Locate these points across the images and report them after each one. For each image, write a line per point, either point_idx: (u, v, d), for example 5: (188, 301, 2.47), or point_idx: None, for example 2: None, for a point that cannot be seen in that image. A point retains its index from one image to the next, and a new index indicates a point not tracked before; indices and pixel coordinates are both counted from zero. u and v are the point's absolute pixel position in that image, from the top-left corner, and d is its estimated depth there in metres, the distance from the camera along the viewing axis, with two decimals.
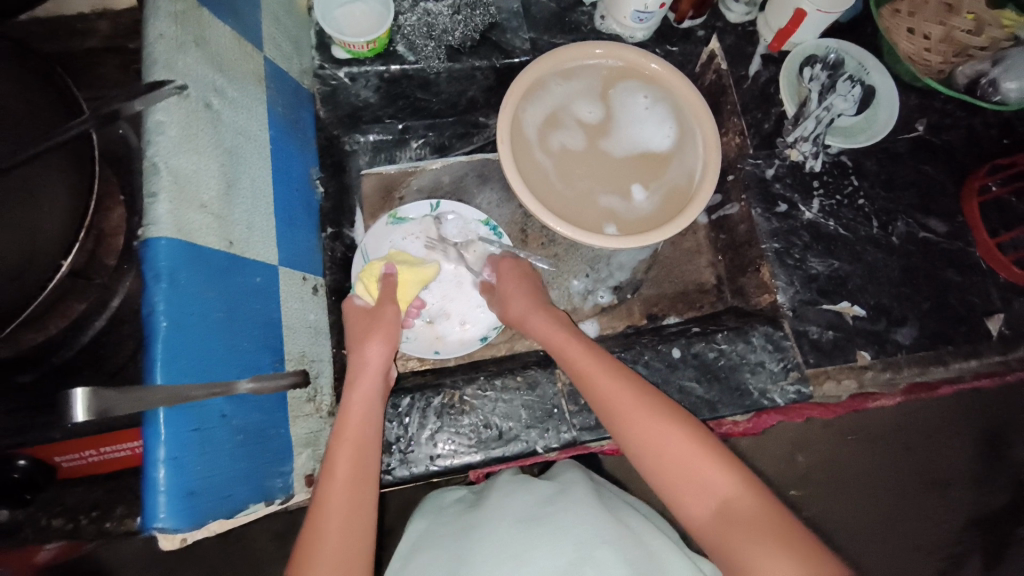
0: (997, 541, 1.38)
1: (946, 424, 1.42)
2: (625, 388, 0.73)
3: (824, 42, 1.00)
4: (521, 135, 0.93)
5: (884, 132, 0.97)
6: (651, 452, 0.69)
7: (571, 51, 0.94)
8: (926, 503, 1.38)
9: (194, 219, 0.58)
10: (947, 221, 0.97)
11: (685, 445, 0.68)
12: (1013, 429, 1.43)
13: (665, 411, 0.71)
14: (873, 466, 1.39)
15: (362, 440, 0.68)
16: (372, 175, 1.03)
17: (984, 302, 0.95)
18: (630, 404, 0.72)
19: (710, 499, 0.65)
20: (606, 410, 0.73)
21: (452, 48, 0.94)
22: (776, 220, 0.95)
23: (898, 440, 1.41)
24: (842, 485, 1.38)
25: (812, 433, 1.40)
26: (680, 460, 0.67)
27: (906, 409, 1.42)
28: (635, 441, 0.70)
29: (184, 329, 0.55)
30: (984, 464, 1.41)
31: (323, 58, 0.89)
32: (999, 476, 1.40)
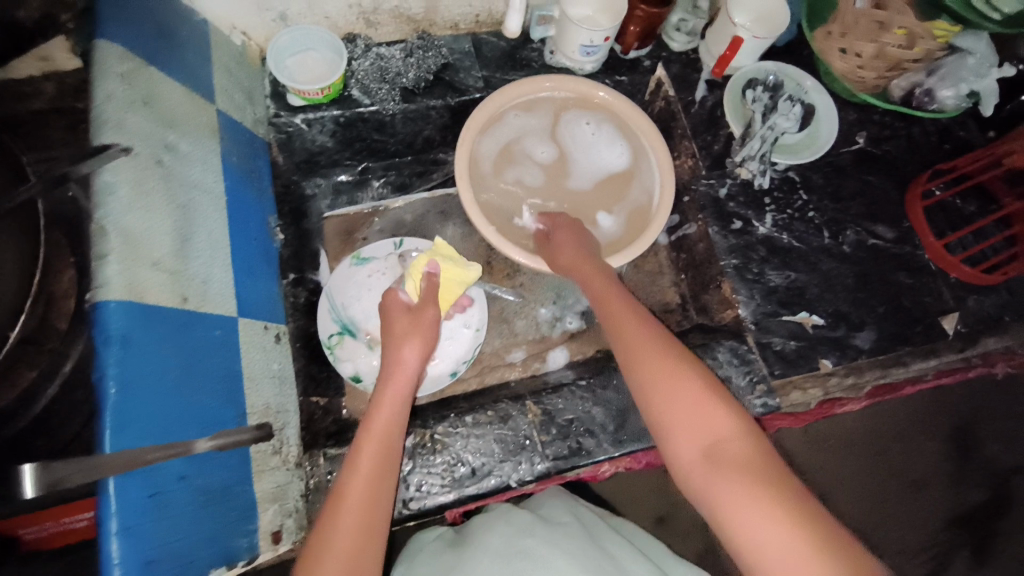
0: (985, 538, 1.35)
1: (918, 424, 1.39)
2: (644, 331, 0.72)
3: (763, 65, 1.05)
4: (479, 172, 0.95)
5: (828, 145, 1.03)
6: (652, 385, 0.67)
7: (526, 84, 0.97)
8: (909, 506, 1.36)
9: (147, 279, 0.58)
10: (894, 227, 1.01)
11: (686, 382, 0.66)
12: (983, 426, 1.41)
13: (670, 353, 0.69)
14: (851, 471, 1.36)
15: (387, 442, 0.68)
16: (334, 218, 1.05)
17: (937, 301, 0.98)
18: (644, 341, 0.71)
19: (705, 441, 0.62)
20: (624, 347, 0.72)
21: (406, 90, 0.96)
22: (733, 236, 0.98)
23: (875, 443, 1.38)
24: (828, 493, 1.35)
25: (793, 444, 1.35)
26: (678, 396, 0.65)
27: (880, 410, 1.39)
28: (641, 371, 0.69)
29: (137, 393, 0.54)
30: (956, 463, 1.38)
31: (278, 106, 0.91)
32: (973, 472, 1.38)
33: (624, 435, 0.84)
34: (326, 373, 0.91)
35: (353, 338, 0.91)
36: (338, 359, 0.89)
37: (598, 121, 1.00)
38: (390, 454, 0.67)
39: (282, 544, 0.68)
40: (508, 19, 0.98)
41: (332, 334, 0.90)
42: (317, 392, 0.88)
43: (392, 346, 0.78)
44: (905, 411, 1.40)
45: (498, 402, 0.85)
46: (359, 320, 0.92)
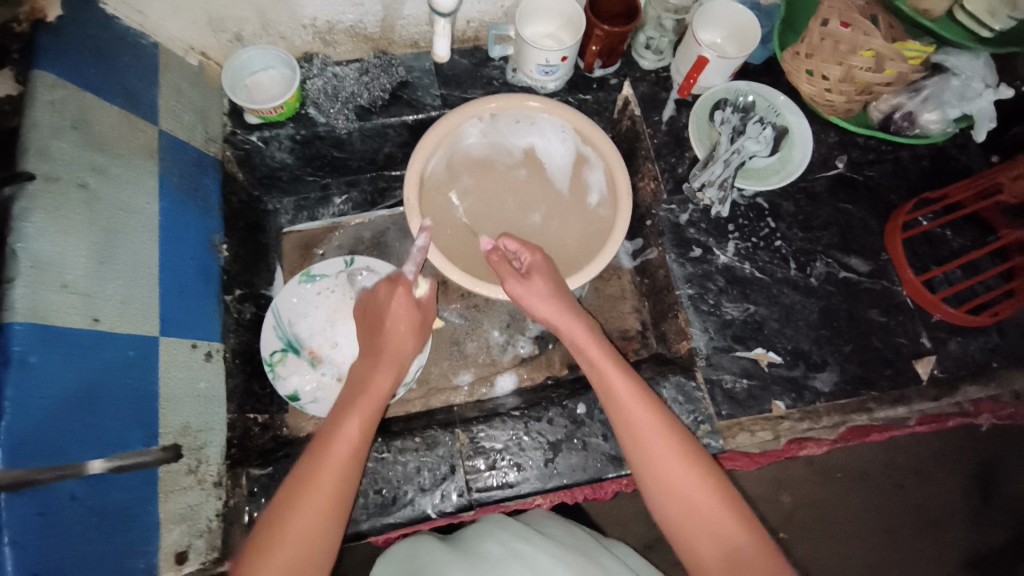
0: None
1: (937, 457, 1.28)
2: (647, 413, 0.70)
3: (735, 85, 1.00)
4: (432, 197, 0.94)
5: (798, 172, 0.97)
6: (666, 493, 0.67)
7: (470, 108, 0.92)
8: (918, 544, 1.24)
9: (53, 300, 0.60)
10: (869, 260, 0.95)
11: (699, 488, 0.66)
12: (1008, 461, 1.28)
13: (686, 450, 0.68)
14: (863, 506, 1.25)
15: (336, 498, 0.65)
16: (293, 233, 1.08)
17: (912, 343, 0.91)
18: (653, 432, 0.69)
19: (729, 553, 0.63)
20: (627, 437, 0.70)
21: (362, 108, 0.97)
22: (691, 264, 0.94)
23: (889, 477, 1.27)
24: (825, 530, 1.24)
25: (793, 471, 1.26)
26: (695, 499, 0.65)
27: (894, 443, 1.28)
28: (652, 476, 0.68)
29: (33, 412, 0.56)
30: (976, 500, 1.26)
31: (234, 124, 0.92)
32: (995, 511, 1.26)
33: (553, 469, 0.82)
34: (268, 389, 0.92)
35: (296, 355, 0.92)
36: (278, 376, 0.90)
37: (556, 131, 0.96)
38: (335, 511, 0.64)
39: (186, 564, 0.69)
40: (434, 46, 0.96)
41: (275, 351, 0.91)
42: (256, 408, 0.88)
43: (354, 387, 0.75)
44: (916, 442, 1.28)
45: (426, 428, 0.84)
46: (304, 338, 0.93)
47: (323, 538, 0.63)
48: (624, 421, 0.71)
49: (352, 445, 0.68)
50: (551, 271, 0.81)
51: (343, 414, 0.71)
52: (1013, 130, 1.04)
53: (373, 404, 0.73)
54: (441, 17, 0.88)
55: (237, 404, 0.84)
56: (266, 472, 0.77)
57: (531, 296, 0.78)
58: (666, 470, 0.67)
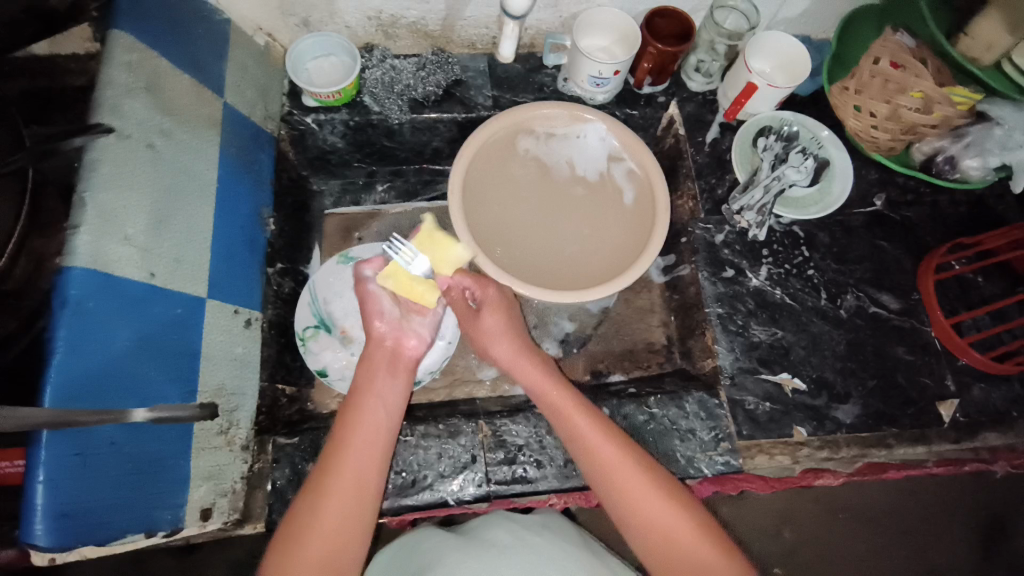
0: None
1: (942, 506, 1.26)
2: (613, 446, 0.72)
3: (780, 113, 1.02)
4: (473, 198, 0.96)
5: (838, 204, 0.98)
6: (625, 502, 0.70)
7: (521, 112, 0.97)
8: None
9: (112, 250, 0.62)
10: (900, 297, 0.95)
11: (659, 503, 0.69)
12: (1015, 518, 1.26)
13: (657, 477, 0.71)
14: (864, 549, 1.23)
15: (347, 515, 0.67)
16: (335, 215, 1.09)
17: (937, 384, 0.91)
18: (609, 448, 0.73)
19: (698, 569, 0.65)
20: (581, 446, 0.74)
21: (415, 101, 1.00)
22: (722, 284, 0.95)
23: (892, 524, 1.25)
24: (822, 570, 1.22)
25: (798, 506, 1.25)
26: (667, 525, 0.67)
27: (900, 488, 1.26)
28: (616, 487, 0.70)
29: (81, 354, 0.58)
30: (979, 555, 1.24)
31: (292, 104, 0.95)
32: (997, 569, 1.23)
33: (571, 470, 0.82)
34: (298, 362, 0.94)
35: (328, 333, 0.94)
36: (310, 351, 0.92)
37: (596, 133, 0.99)
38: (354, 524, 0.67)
39: (210, 521, 0.70)
40: (501, 46, 1.00)
41: (308, 327, 0.93)
42: (284, 380, 0.89)
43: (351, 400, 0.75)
44: (926, 489, 1.26)
45: (449, 416, 0.85)
46: (336, 317, 0.94)
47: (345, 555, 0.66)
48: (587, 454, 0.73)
49: (363, 450, 0.71)
50: (504, 305, 0.86)
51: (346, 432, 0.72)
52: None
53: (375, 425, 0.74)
54: (510, 19, 0.92)
55: (268, 373, 0.85)
56: (292, 441, 0.79)
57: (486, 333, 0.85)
58: (632, 502, 0.69)
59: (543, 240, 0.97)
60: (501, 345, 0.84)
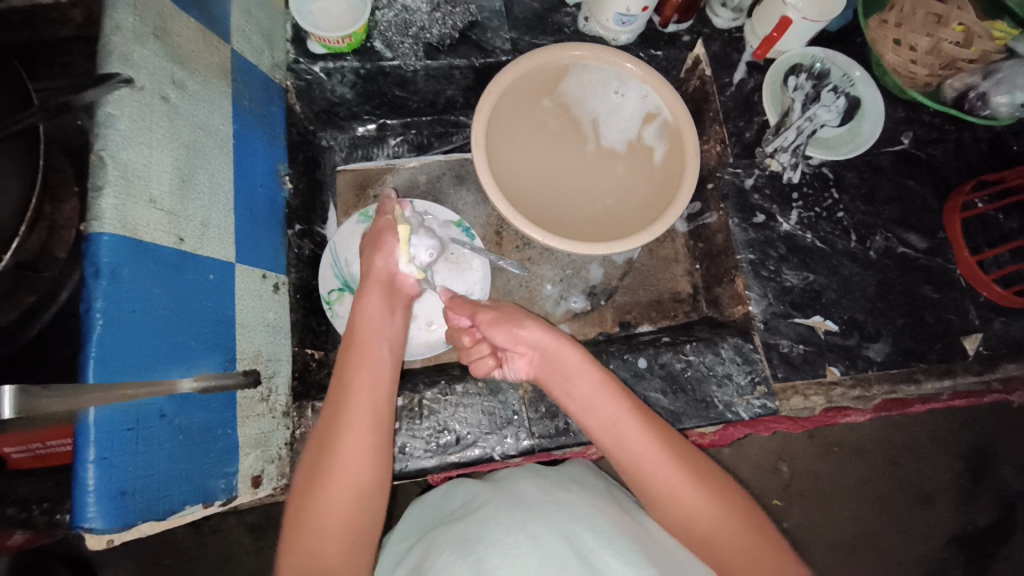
0: (982, 565, 1.28)
1: (935, 437, 1.31)
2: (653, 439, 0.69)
3: (811, 50, 0.99)
4: (494, 146, 0.91)
5: (868, 144, 0.96)
6: (661, 485, 0.67)
7: (549, 53, 0.93)
8: (912, 520, 1.28)
9: (140, 215, 0.57)
10: (927, 237, 0.96)
11: (691, 485, 0.66)
12: (1002, 446, 1.31)
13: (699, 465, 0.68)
14: (857, 479, 1.29)
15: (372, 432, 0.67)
16: (348, 171, 1.04)
17: (961, 320, 0.93)
18: (639, 433, 0.70)
19: (736, 552, 0.62)
20: (612, 436, 0.71)
21: (430, 45, 0.94)
22: (753, 230, 0.94)
23: (884, 453, 1.30)
24: (818, 499, 1.27)
25: (797, 443, 1.29)
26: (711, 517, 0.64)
27: (891, 420, 1.31)
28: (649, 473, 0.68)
29: (123, 328, 0.54)
30: (968, 480, 1.30)
31: (297, 51, 0.88)
32: (984, 492, 1.30)
33: None
34: (325, 326, 0.90)
35: (353, 295, 0.89)
36: (336, 314, 0.88)
37: (628, 85, 0.96)
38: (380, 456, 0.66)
39: (260, 487, 0.70)
40: None
41: (333, 290, 0.89)
42: (314, 345, 0.85)
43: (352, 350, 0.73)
44: (925, 423, 1.31)
45: (490, 373, 0.84)
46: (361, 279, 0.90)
47: (372, 488, 0.64)
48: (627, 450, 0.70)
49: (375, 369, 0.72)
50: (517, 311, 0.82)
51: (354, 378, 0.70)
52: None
53: (372, 386, 0.70)
54: None
55: (299, 338, 0.82)
56: None
57: (513, 320, 0.79)
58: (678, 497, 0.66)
59: (570, 190, 0.94)
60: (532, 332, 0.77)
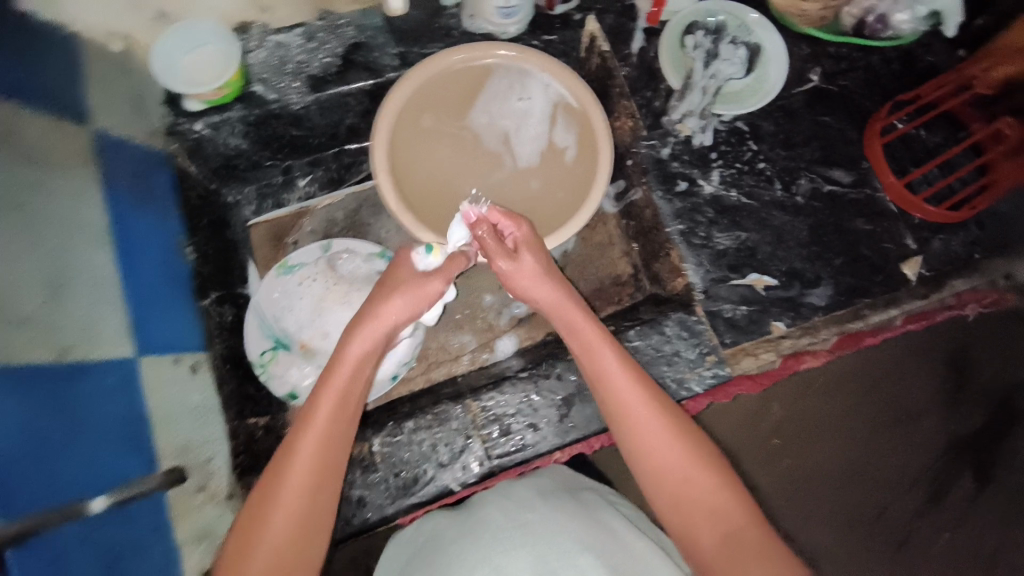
0: (984, 466, 1.15)
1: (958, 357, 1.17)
2: (644, 400, 0.67)
3: (703, 5, 0.97)
4: (402, 165, 0.89)
5: (776, 89, 0.95)
6: (642, 449, 0.66)
7: (445, 59, 0.89)
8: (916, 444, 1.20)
9: (13, 336, 0.55)
10: (851, 170, 0.94)
11: (674, 449, 0.65)
12: None
13: (683, 426, 0.67)
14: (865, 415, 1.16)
15: (335, 436, 0.62)
16: (261, 223, 1.01)
17: (898, 247, 0.91)
18: (652, 420, 0.66)
19: (716, 524, 0.61)
20: (624, 425, 0.67)
21: (314, 78, 0.90)
22: (678, 200, 0.93)
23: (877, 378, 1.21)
24: None
25: None
26: (688, 480, 0.63)
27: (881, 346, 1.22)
28: (632, 431, 0.67)
29: (24, 456, 0.52)
30: None
31: (175, 113, 0.86)
32: None
33: (568, 423, 0.81)
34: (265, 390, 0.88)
35: (287, 351, 0.88)
36: (272, 375, 0.86)
37: (537, 83, 0.92)
38: (327, 484, 0.61)
39: None
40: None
41: (265, 350, 0.87)
42: (254, 413, 0.84)
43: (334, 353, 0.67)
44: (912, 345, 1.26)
45: (436, 404, 0.82)
46: (291, 332, 0.88)
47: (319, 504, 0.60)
48: (621, 412, 0.68)
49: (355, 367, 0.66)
50: (540, 248, 0.75)
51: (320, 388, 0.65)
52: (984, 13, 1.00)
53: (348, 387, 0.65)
54: None
55: (235, 411, 0.82)
56: None
57: (523, 279, 0.73)
58: (662, 457, 0.65)
59: (492, 201, 0.92)
60: (540, 287, 0.73)
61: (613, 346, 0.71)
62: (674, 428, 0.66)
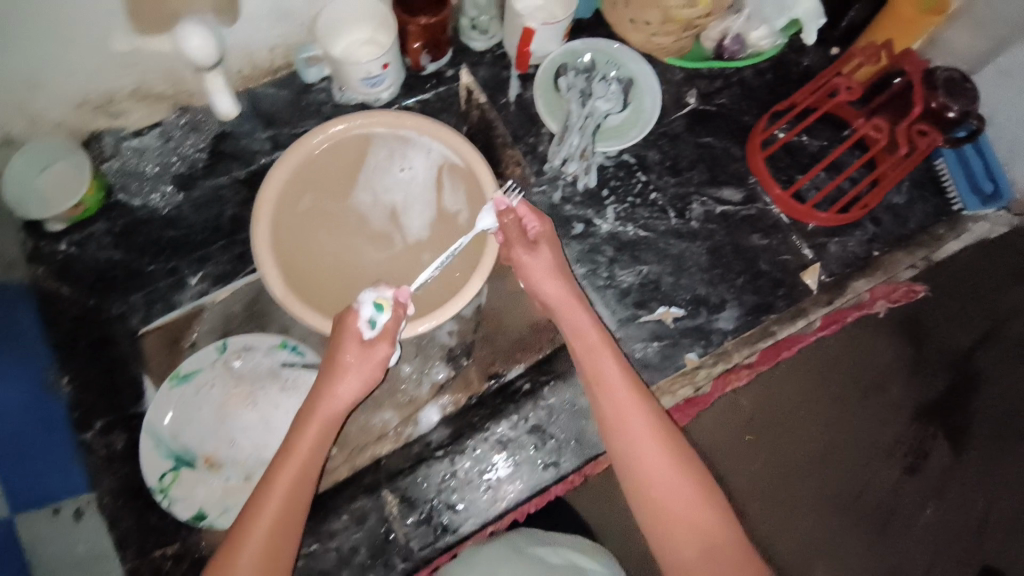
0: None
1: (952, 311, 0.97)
2: (640, 410, 0.69)
3: (571, 45, 0.95)
4: (289, 254, 0.84)
5: (653, 119, 0.94)
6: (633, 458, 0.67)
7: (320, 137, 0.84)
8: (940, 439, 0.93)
9: None
10: (739, 187, 0.95)
11: (664, 460, 0.66)
12: None
13: (675, 438, 0.68)
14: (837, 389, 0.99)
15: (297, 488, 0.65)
16: (151, 332, 0.89)
17: (796, 257, 0.92)
18: (644, 433, 0.68)
19: (696, 537, 0.63)
20: (617, 432, 0.69)
21: (180, 175, 0.89)
22: (576, 242, 0.92)
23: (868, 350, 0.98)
24: None
25: None
26: (673, 494, 0.65)
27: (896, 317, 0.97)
28: (628, 438, 0.68)
29: None
30: None
31: (37, 236, 0.85)
32: None
33: (492, 498, 0.78)
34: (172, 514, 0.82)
35: (191, 469, 0.81)
36: (176, 499, 0.80)
37: (420, 150, 0.89)
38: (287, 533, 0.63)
39: None
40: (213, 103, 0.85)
41: (165, 473, 0.80)
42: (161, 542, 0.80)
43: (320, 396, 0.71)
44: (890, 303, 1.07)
45: (352, 500, 0.80)
46: (193, 447, 0.82)
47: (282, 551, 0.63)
48: (617, 418, 0.70)
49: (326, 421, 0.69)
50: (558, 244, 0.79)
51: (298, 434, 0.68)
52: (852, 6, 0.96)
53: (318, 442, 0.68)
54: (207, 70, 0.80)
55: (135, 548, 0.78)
56: None
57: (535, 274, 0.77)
58: (649, 468, 0.66)
59: (390, 279, 0.89)
60: (548, 284, 0.77)
61: (612, 356, 0.73)
62: (665, 440, 0.67)
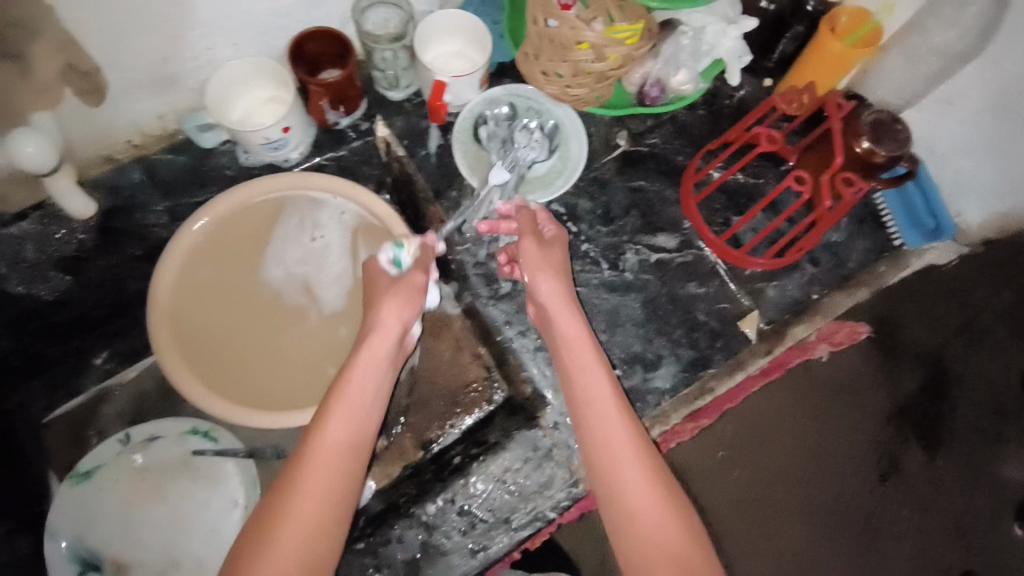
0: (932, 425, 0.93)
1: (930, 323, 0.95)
2: (626, 436, 0.64)
3: (491, 92, 0.91)
4: (189, 325, 0.80)
5: (579, 168, 0.89)
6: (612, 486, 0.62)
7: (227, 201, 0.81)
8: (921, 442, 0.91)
9: None
10: (674, 233, 0.91)
11: (648, 493, 0.61)
12: None
13: (661, 470, 0.63)
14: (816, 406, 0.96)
15: (344, 470, 0.60)
16: (57, 420, 0.85)
17: (734, 305, 0.89)
18: (630, 459, 0.63)
19: None
20: (599, 460, 0.64)
21: (66, 258, 0.84)
22: (504, 303, 0.87)
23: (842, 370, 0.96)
24: None
25: None
26: (656, 533, 0.58)
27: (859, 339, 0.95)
28: (608, 464, 0.63)
29: None
30: None
31: None
32: None
33: None
34: None
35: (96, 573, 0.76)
36: None
37: (334, 215, 0.85)
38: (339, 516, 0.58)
39: None
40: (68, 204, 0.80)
41: None
42: None
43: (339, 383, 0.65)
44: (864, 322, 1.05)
45: None
46: (100, 549, 0.77)
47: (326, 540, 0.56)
48: (601, 443, 0.64)
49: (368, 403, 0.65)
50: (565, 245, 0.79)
51: (330, 417, 0.62)
52: (784, 37, 0.94)
53: (363, 418, 0.64)
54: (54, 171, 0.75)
55: None
56: None
57: (535, 262, 0.75)
58: (635, 500, 0.60)
59: (303, 353, 0.83)
60: (546, 279, 0.74)
61: (604, 371, 0.69)
62: (652, 470, 0.62)
